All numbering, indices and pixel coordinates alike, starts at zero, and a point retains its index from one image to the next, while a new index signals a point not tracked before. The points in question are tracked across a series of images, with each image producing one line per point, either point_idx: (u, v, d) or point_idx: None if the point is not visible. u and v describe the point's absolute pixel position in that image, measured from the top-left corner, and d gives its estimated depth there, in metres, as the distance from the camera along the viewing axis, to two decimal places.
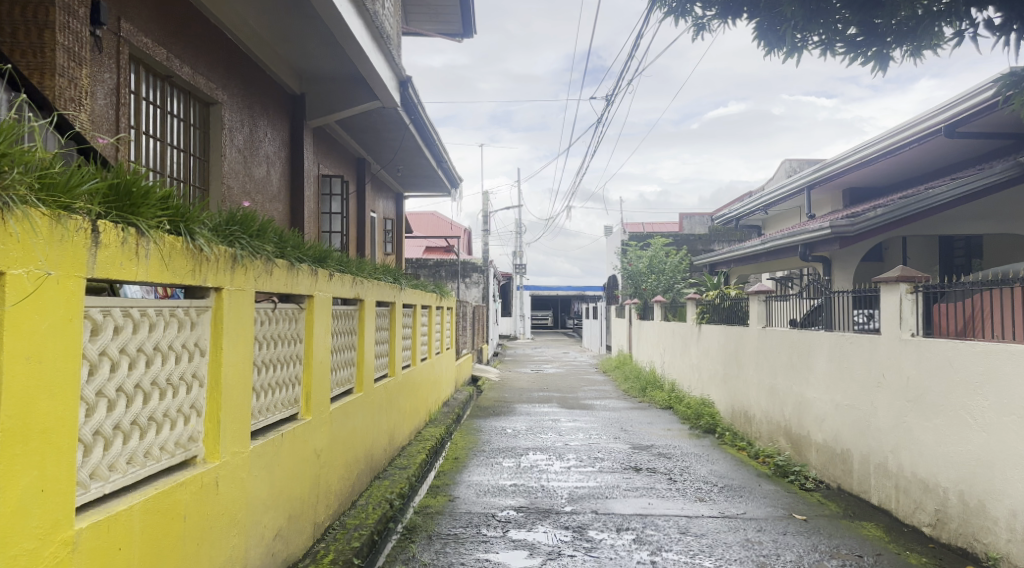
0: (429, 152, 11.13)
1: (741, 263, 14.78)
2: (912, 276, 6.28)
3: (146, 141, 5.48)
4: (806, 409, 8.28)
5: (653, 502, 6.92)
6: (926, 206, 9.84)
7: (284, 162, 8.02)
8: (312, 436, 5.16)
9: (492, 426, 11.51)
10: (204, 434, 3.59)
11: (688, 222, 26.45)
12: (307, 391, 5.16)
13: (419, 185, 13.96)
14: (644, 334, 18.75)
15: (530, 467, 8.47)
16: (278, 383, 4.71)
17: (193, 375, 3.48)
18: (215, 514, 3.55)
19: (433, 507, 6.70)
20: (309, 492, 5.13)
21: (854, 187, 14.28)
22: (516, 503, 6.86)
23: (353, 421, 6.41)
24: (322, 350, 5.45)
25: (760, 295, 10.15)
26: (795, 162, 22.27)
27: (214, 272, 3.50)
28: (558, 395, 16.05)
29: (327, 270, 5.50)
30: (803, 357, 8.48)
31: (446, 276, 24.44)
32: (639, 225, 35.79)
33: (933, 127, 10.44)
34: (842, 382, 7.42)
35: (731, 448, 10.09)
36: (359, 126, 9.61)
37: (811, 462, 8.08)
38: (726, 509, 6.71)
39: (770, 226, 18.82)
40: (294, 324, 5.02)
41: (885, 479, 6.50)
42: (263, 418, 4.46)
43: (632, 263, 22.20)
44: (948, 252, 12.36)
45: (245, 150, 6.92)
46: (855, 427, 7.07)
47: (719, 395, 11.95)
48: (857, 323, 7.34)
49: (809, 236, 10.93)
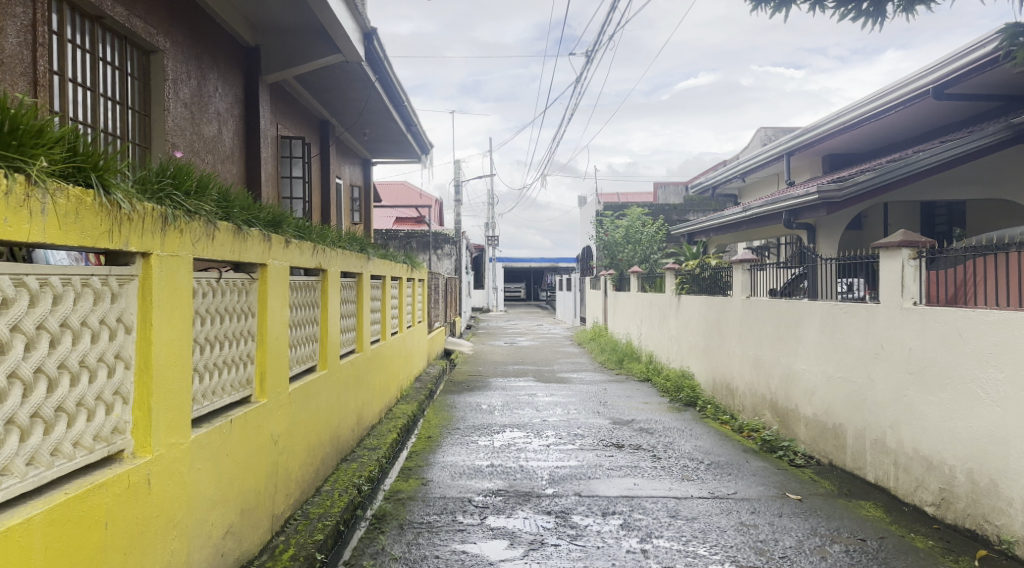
0: (396, 113, 10.55)
1: (720, 231, 14.39)
2: (915, 241, 5.88)
3: (72, 90, 4.91)
4: (794, 382, 7.92)
5: (639, 483, 6.52)
6: (914, 170, 9.48)
7: (237, 121, 7.49)
8: (267, 421, 4.67)
9: (467, 402, 11.05)
10: (132, 425, 3.10)
11: (663, 193, 25.98)
12: (260, 371, 4.64)
13: (387, 151, 13.34)
14: (620, 306, 18.40)
15: (508, 446, 8.05)
16: (226, 363, 4.20)
17: (117, 355, 2.99)
18: (147, 517, 3.09)
19: (404, 492, 6.22)
20: (266, 482, 4.68)
21: (835, 153, 13.90)
22: (493, 486, 6.41)
23: (317, 401, 5.93)
24: (278, 323, 4.92)
25: (744, 264, 9.74)
26: (769, 130, 21.94)
27: (137, 235, 3.01)
28: (533, 367, 15.65)
29: (283, 234, 4.95)
30: (791, 327, 8.09)
31: (417, 248, 23.88)
32: (613, 195, 35.34)
33: (920, 88, 10.06)
34: (835, 353, 7.04)
35: (714, 422, 9.72)
36: (321, 83, 8.97)
37: (800, 437, 7.73)
38: (716, 489, 6.33)
39: (747, 194, 18.45)
40: (245, 297, 4.49)
41: (884, 456, 6.14)
42: (207, 403, 3.97)
43: (609, 233, 21.85)
44: (929, 217, 12.10)
45: (192, 104, 6.43)
46: (849, 400, 6.71)
47: (700, 367, 11.61)
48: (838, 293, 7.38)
49: (794, 202, 10.51)
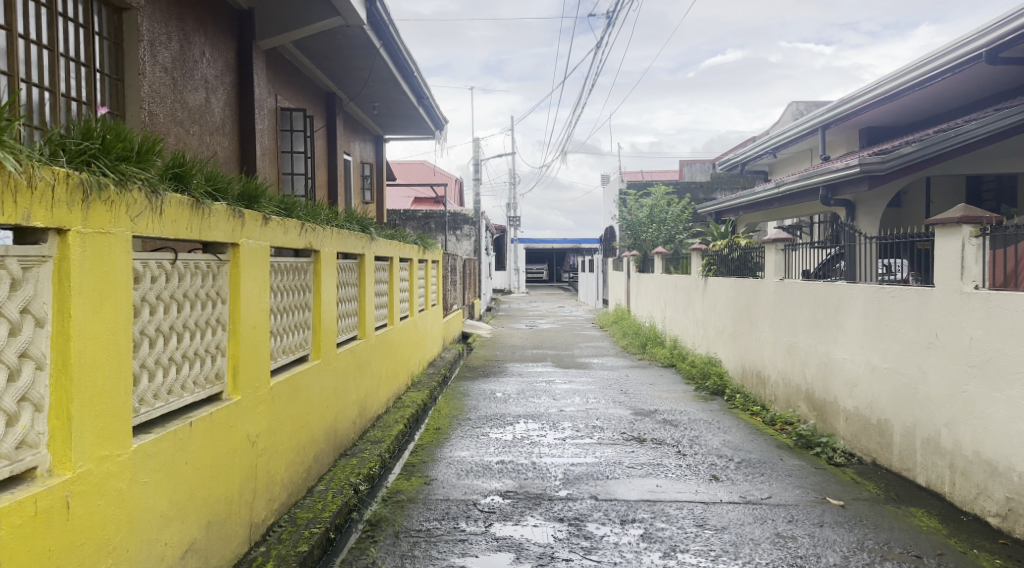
0: (406, 84, 9.97)
1: (750, 210, 13.69)
2: (976, 217, 5.24)
3: (25, 48, 4.37)
4: (833, 372, 7.28)
5: (663, 485, 5.92)
6: (964, 142, 8.74)
7: (227, 91, 6.93)
8: (241, 421, 4.14)
9: (481, 389, 10.51)
10: (48, 438, 2.58)
11: (689, 170, 25.16)
12: (232, 364, 4.10)
13: (399, 125, 12.77)
14: (643, 288, 17.76)
15: (521, 439, 7.49)
16: (188, 357, 3.66)
17: (22, 355, 2.48)
18: (70, 550, 2.57)
19: (405, 493, 5.67)
20: (241, 488, 4.15)
21: (873, 125, 13.12)
22: (501, 486, 5.85)
23: (307, 394, 5.38)
24: (256, 309, 4.38)
25: (777, 244, 9.07)
26: (801, 104, 21.07)
27: (44, 208, 2.49)
28: (552, 352, 15.07)
29: (259, 210, 4.40)
30: (830, 313, 7.42)
31: (435, 228, 23.30)
32: (637, 173, 34.56)
33: (971, 52, 9.30)
34: (881, 341, 6.39)
35: (744, 413, 9.10)
36: (323, 50, 8.42)
37: (839, 432, 7.10)
38: (748, 493, 5.72)
39: (778, 170, 17.68)
40: (213, 282, 3.94)
41: (939, 458, 5.52)
42: (162, 404, 3.44)
43: (633, 212, 21.15)
44: (975, 189, 11.25)
45: (175, 70, 5.87)
46: (897, 394, 6.07)
47: (728, 353, 10.97)
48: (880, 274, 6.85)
49: (832, 177, 9.77)
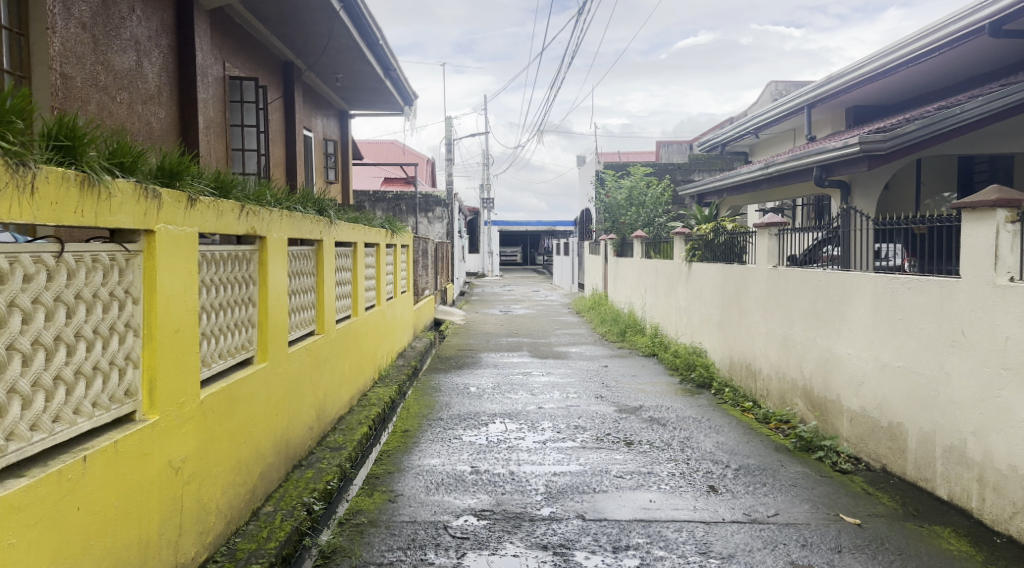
0: (370, 53, 9.20)
1: (734, 192, 13.09)
2: (1013, 199, 4.65)
3: None
4: (835, 368, 6.67)
5: (656, 499, 5.28)
6: (968, 119, 8.17)
7: (165, 56, 6.19)
8: (159, 447, 3.42)
9: (453, 383, 9.82)
10: None
11: (665, 151, 24.54)
12: (148, 378, 3.38)
13: (365, 100, 12.00)
14: (622, 273, 17.15)
15: (497, 443, 6.82)
16: (84, 373, 2.95)
17: None
18: None
19: (365, 514, 4.97)
20: (161, 528, 3.44)
21: (861, 104, 12.56)
22: (476, 504, 5.17)
23: (248, 404, 4.63)
24: (179, 310, 3.64)
25: (770, 228, 8.36)
26: (781, 83, 20.51)
27: None
28: (528, 340, 14.44)
29: (182, 189, 3.65)
30: (832, 304, 6.80)
31: (406, 211, 22.52)
32: (614, 155, 33.88)
33: (973, 24, 8.72)
34: (891, 337, 5.78)
35: (734, 409, 8.50)
36: (276, 12, 7.65)
37: (843, 434, 6.50)
38: (751, 509, 5.10)
39: (759, 151, 17.09)
40: (121, 279, 3.21)
41: (964, 469, 4.93)
42: (44, 437, 2.74)
43: (610, 193, 20.48)
44: (967, 171, 10.69)
45: (94, 27, 5.16)
46: (913, 396, 5.47)
47: (714, 343, 10.37)
48: (877, 260, 6.34)
49: (828, 157, 9.16)
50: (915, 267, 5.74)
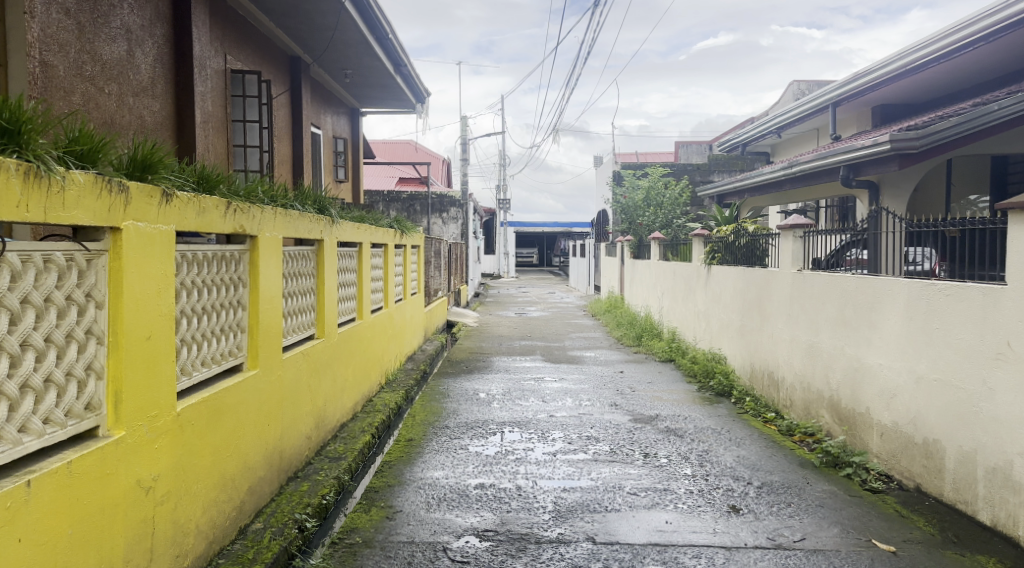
0: (379, 47, 8.88)
1: (756, 193, 12.69)
2: None
3: None
4: (865, 379, 6.27)
5: (672, 520, 4.92)
6: (1003, 117, 7.74)
7: (160, 45, 5.90)
8: (125, 466, 3.11)
9: (463, 389, 9.49)
10: None
11: (684, 152, 24.10)
12: (113, 391, 3.07)
13: (377, 98, 11.70)
14: (639, 275, 16.76)
15: (504, 455, 6.47)
16: (30, 386, 2.66)
17: None
18: None
19: (360, 534, 4.64)
20: (127, 556, 3.13)
21: (888, 102, 12.10)
22: (479, 523, 4.83)
23: (235, 414, 4.31)
24: (152, 314, 3.32)
25: (794, 230, 7.99)
26: (803, 82, 20.03)
27: None
28: (542, 343, 14.09)
29: (156, 183, 3.34)
30: (862, 311, 6.39)
31: (420, 210, 22.32)
32: (632, 156, 33.41)
33: (1010, 19, 8.28)
34: (928, 347, 5.38)
35: (755, 420, 8.12)
36: (280, 2, 7.36)
37: (874, 449, 6.09)
38: (775, 532, 4.73)
39: (781, 151, 16.65)
40: (80, 281, 2.90)
41: (1009, 493, 4.54)
42: None
43: (627, 194, 20.11)
44: (1000, 174, 10.22)
45: (78, 13, 4.86)
46: (951, 412, 5.07)
47: (733, 349, 9.98)
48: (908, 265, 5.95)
49: (856, 156, 8.75)
50: (950, 273, 5.36)
